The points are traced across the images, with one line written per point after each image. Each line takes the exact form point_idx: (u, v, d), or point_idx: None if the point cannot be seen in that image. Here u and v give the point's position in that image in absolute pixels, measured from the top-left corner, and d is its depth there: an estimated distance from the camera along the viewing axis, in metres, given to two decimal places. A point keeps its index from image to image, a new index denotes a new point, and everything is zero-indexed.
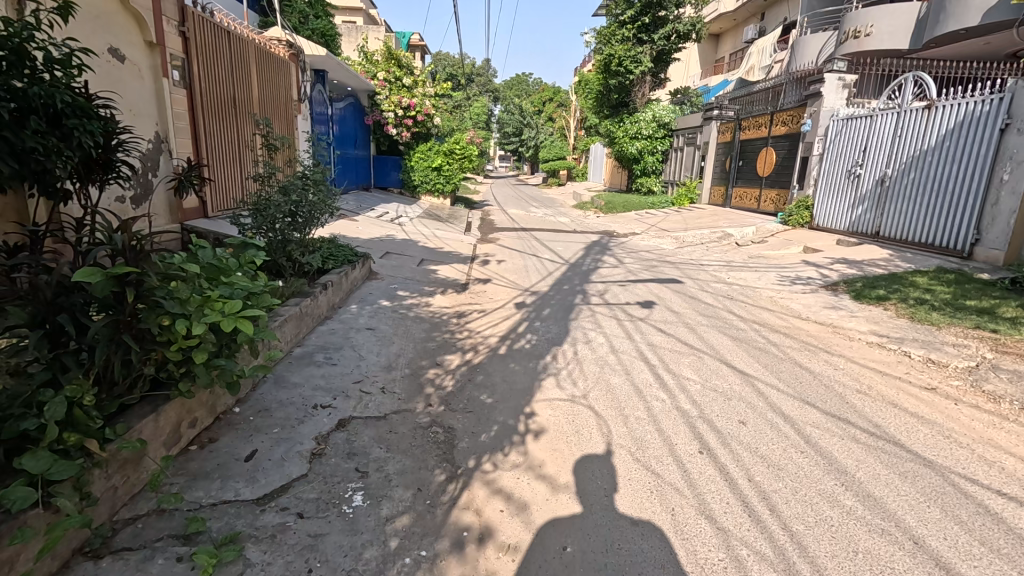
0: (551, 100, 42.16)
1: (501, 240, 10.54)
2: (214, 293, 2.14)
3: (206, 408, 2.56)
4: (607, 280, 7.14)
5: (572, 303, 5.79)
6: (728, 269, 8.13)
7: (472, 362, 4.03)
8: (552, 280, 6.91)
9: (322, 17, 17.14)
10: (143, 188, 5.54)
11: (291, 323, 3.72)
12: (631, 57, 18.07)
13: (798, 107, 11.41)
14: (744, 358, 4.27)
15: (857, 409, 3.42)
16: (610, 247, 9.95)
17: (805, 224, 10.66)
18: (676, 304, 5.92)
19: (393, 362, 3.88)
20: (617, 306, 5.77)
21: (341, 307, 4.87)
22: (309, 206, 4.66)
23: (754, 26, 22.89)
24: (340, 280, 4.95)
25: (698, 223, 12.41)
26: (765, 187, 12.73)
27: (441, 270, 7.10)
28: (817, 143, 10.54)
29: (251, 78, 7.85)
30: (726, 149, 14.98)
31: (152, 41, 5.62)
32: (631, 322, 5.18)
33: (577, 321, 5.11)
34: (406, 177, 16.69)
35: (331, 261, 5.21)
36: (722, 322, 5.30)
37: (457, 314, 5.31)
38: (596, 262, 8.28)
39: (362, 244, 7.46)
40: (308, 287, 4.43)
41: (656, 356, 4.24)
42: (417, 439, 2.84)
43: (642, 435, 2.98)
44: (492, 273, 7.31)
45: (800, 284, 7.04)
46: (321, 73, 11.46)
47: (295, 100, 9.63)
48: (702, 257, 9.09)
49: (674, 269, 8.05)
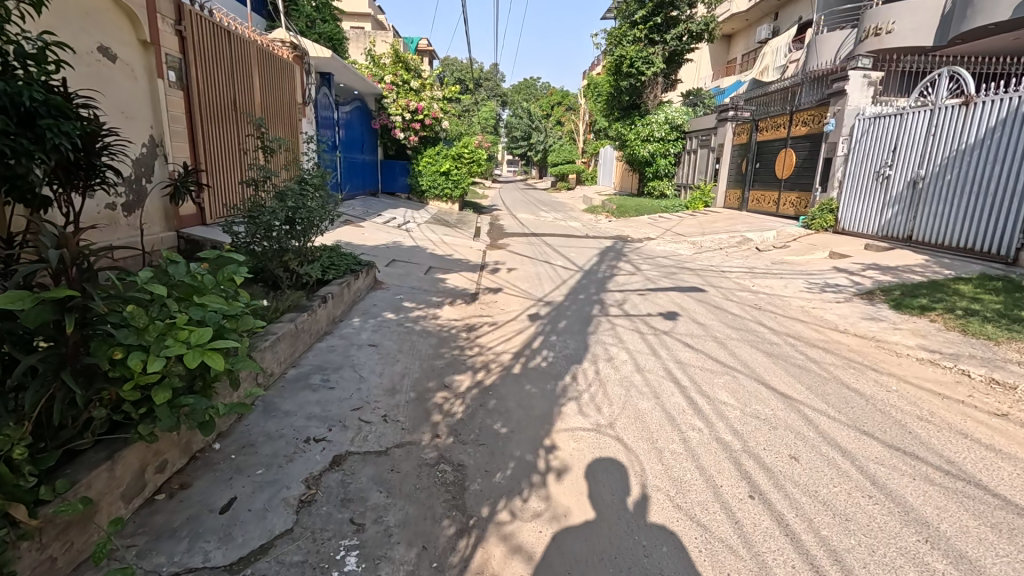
0: (560, 104, 43.72)
1: (512, 245, 10.20)
2: (180, 319, 1.80)
3: (177, 448, 2.22)
4: (626, 288, 6.74)
5: (590, 315, 5.40)
6: (752, 276, 7.71)
7: (484, 383, 3.66)
8: (567, 288, 6.55)
9: (329, 21, 17.00)
10: (135, 194, 5.25)
11: (285, 342, 3.38)
12: (643, 58, 17.70)
13: (819, 107, 10.96)
14: (785, 378, 3.86)
15: (923, 441, 2.99)
16: (625, 252, 9.56)
17: (828, 228, 10.19)
18: (701, 315, 5.52)
19: (397, 384, 3.52)
20: (638, 318, 5.38)
21: (343, 321, 4.54)
22: (307, 212, 4.29)
23: (768, 27, 22.48)
24: (343, 291, 4.63)
25: (715, 227, 11.99)
26: (785, 189, 12.27)
27: (449, 279, 6.76)
28: (842, 143, 10.07)
29: (252, 82, 7.59)
30: (742, 150, 14.54)
31: (145, 40, 5.35)
32: (655, 336, 4.78)
33: (596, 335, 4.72)
34: (414, 182, 16.44)
35: (333, 269, 4.88)
36: (753, 335, 4.89)
37: (467, 327, 4.94)
38: (611, 269, 7.88)
39: (367, 252, 7.14)
40: (306, 300, 4.09)
41: (687, 377, 3.83)
42: (422, 480, 2.47)
43: (681, 475, 2.59)
44: (503, 281, 6.95)
45: (831, 292, 6.61)
46: (326, 76, 11.23)
47: (298, 103, 9.36)
48: (723, 263, 8.67)
49: (694, 276, 7.64)
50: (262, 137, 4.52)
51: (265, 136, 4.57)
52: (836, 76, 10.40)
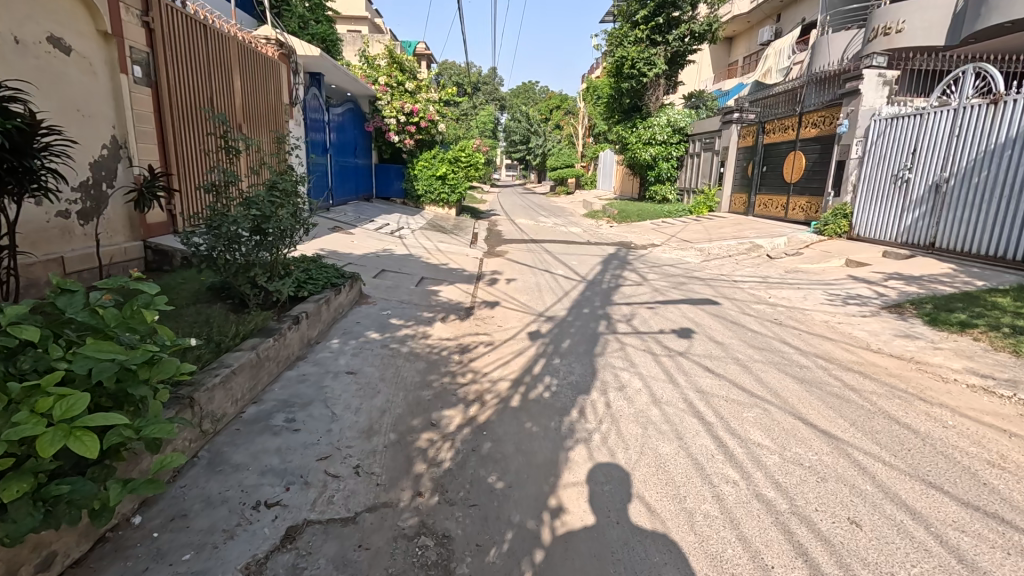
0: (559, 107, 43.32)
1: (511, 253, 9.70)
2: (50, 382, 1.35)
3: (73, 533, 1.71)
4: (633, 301, 6.25)
5: (596, 333, 4.89)
6: (766, 286, 7.22)
7: (477, 421, 3.15)
8: (570, 301, 6.06)
9: (322, 22, 16.59)
10: (94, 200, 4.76)
11: (243, 375, 2.87)
12: (645, 59, 17.26)
13: (831, 107, 10.52)
14: (825, 412, 3.35)
15: (1005, 497, 2.49)
16: (630, 260, 9.06)
17: (841, 234, 9.71)
18: (717, 332, 5.03)
19: (376, 423, 3.01)
20: (650, 337, 4.86)
21: (320, 344, 4.04)
22: (276, 220, 3.76)
23: (770, 29, 22.11)
24: (320, 309, 4.13)
25: (722, 233, 11.51)
26: (794, 194, 11.82)
27: (442, 291, 6.27)
28: (857, 145, 9.61)
29: (232, 80, 7.11)
30: (748, 153, 14.10)
31: (106, 32, 4.86)
32: (670, 359, 4.28)
33: (604, 358, 4.21)
34: (409, 186, 15.95)
35: (311, 284, 4.38)
36: (778, 356, 4.40)
37: (459, 348, 4.43)
38: (617, 280, 7.39)
39: (354, 262, 6.65)
40: (274, 321, 3.58)
41: (712, 411, 3.32)
42: (396, 562, 1.96)
43: (720, 549, 2.09)
44: (501, 294, 6.45)
45: (855, 304, 6.12)
46: (316, 76, 10.76)
47: (285, 103, 8.90)
48: (734, 272, 8.19)
49: (706, 287, 7.14)
50: (225, 136, 4.00)
51: (228, 135, 4.05)
52: (849, 75, 9.95)
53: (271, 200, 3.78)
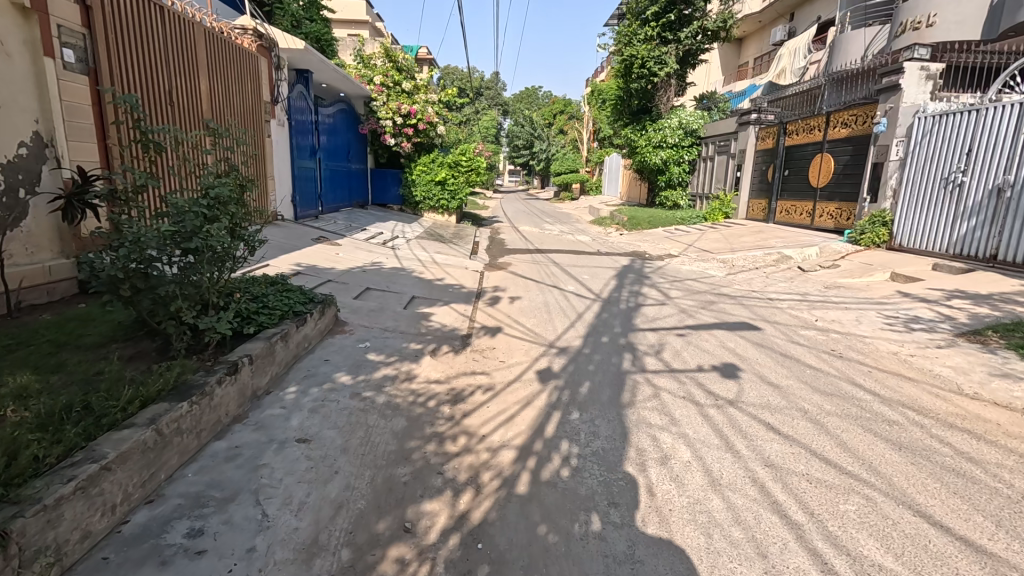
0: (562, 111, 42.40)
1: (515, 265, 8.80)
2: None
3: None
4: (658, 325, 5.33)
5: (621, 373, 3.96)
6: (808, 305, 6.30)
7: (470, 523, 2.22)
8: (585, 327, 5.15)
9: (316, 21, 15.99)
10: (7, 209, 3.76)
11: (126, 468, 1.96)
12: (656, 58, 16.39)
13: (866, 105, 9.61)
14: (954, 502, 2.41)
15: None
16: (646, 273, 8.17)
17: (880, 244, 8.78)
18: (768, 370, 4.10)
19: (324, 532, 2.09)
20: (687, 377, 3.93)
21: (272, 395, 3.15)
22: (205, 237, 2.78)
23: (783, 28, 21.26)
24: (271, 349, 3.24)
25: (744, 242, 10.59)
26: (822, 199, 10.90)
27: (436, 314, 5.36)
28: (897, 145, 8.64)
29: (196, 71, 6.28)
30: (768, 157, 13.20)
31: (26, 7, 4.00)
32: (719, 411, 3.36)
33: (636, 411, 3.28)
34: (407, 192, 15.11)
35: (265, 315, 3.47)
36: (855, 405, 3.48)
37: (451, 396, 3.51)
38: (635, 298, 6.49)
39: (334, 281, 5.76)
40: (202, 372, 2.68)
41: (797, 502, 2.39)
42: None
43: None
44: (504, 316, 5.54)
45: (921, 330, 5.17)
46: (304, 73, 9.91)
47: (264, 99, 8.05)
48: (766, 288, 7.27)
49: (738, 306, 6.23)
50: (140, 126, 2.95)
51: (146, 125, 3.01)
52: (886, 69, 9.00)
53: (200, 212, 2.80)
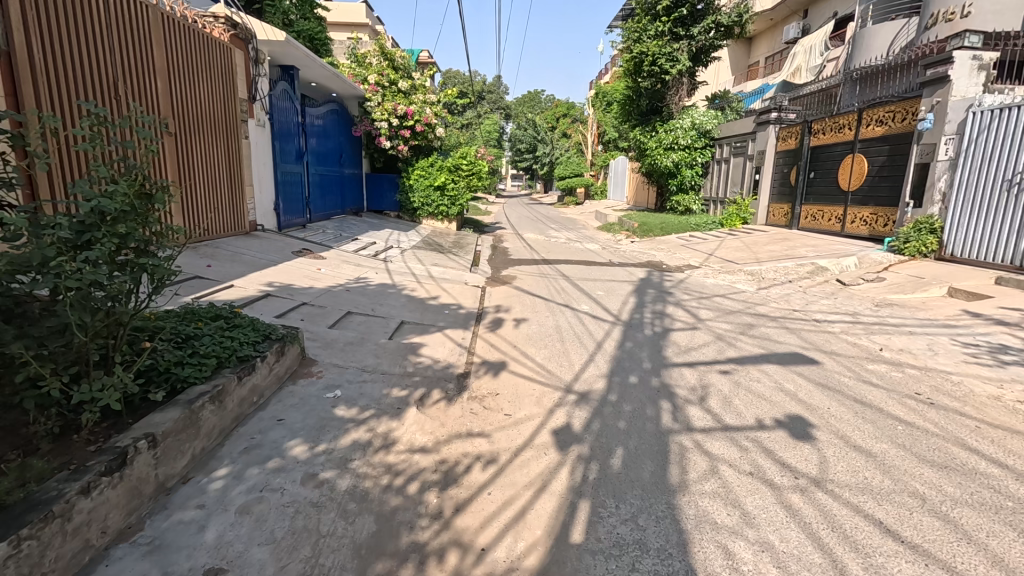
0: (564, 115, 41.50)
1: (521, 279, 7.92)
2: None
3: None
4: (694, 358, 4.44)
5: (662, 435, 3.06)
6: (864, 329, 5.40)
7: None
8: (608, 362, 4.25)
9: (309, 19, 15.20)
10: None
11: None
12: (667, 55, 15.56)
13: (905, 101, 8.74)
14: None
15: None
16: (668, 288, 7.29)
17: (927, 254, 7.87)
18: (847, 426, 3.21)
19: None
20: (747, 438, 3.03)
21: (190, 485, 2.27)
22: (69, 272, 1.86)
23: (797, 25, 20.40)
24: (193, 417, 2.38)
25: (770, 251, 9.72)
26: (855, 204, 10.00)
27: (428, 346, 4.47)
28: (946, 143, 7.73)
29: (150, 62, 5.44)
30: (790, 158, 12.33)
31: None
32: (806, 499, 2.45)
33: (694, 506, 2.38)
34: (404, 199, 14.24)
35: (190, 367, 2.60)
36: (983, 484, 2.58)
37: (441, 475, 2.62)
38: (661, 321, 5.60)
39: (307, 306, 4.88)
40: (64, 473, 1.81)
41: None
42: None
43: None
44: (510, 347, 4.66)
45: (1014, 363, 4.26)
46: (289, 70, 9.11)
47: (240, 98, 7.26)
48: (808, 307, 6.37)
49: (783, 331, 5.33)
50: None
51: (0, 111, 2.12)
52: (931, 59, 8.11)
53: (62, 236, 1.89)
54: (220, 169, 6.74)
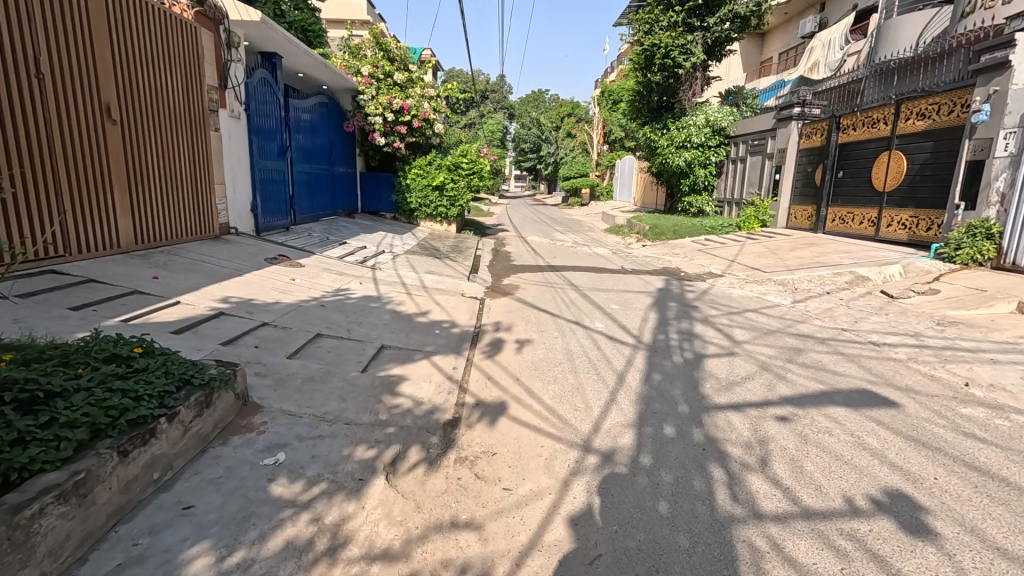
0: (569, 114, 40.55)
1: (525, 289, 7.06)
2: None
3: None
4: (740, 397, 3.57)
5: (722, 528, 2.18)
6: (934, 355, 4.53)
7: None
8: (634, 405, 3.37)
9: (303, 10, 14.39)
10: None
11: None
12: (680, 47, 14.66)
13: (955, 92, 7.86)
14: None
15: None
16: (692, 301, 6.42)
17: (983, 262, 6.94)
18: (973, 512, 2.33)
19: None
20: (842, 535, 2.16)
21: None
22: None
23: (813, 19, 19.49)
24: (16, 536, 1.54)
25: (798, 257, 8.85)
26: (893, 206, 9.10)
27: (409, 380, 3.61)
28: (1006, 138, 6.83)
29: (90, 40, 4.63)
30: (814, 156, 11.43)
31: None
32: None
33: None
34: (400, 199, 13.39)
35: (31, 448, 1.74)
36: None
37: None
38: (690, 343, 4.73)
39: (266, 329, 4.02)
40: None
41: None
42: None
43: None
44: (512, 380, 3.78)
45: None
46: (271, 57, 8.32)
47: (209, 84, 6.42)
48: (857, 325, 5.50)
49: (838, 357, 4.46)
50: None
51: None
52: (987, 43, 7.24)
53: None
54: (184, 164, 5.94)
